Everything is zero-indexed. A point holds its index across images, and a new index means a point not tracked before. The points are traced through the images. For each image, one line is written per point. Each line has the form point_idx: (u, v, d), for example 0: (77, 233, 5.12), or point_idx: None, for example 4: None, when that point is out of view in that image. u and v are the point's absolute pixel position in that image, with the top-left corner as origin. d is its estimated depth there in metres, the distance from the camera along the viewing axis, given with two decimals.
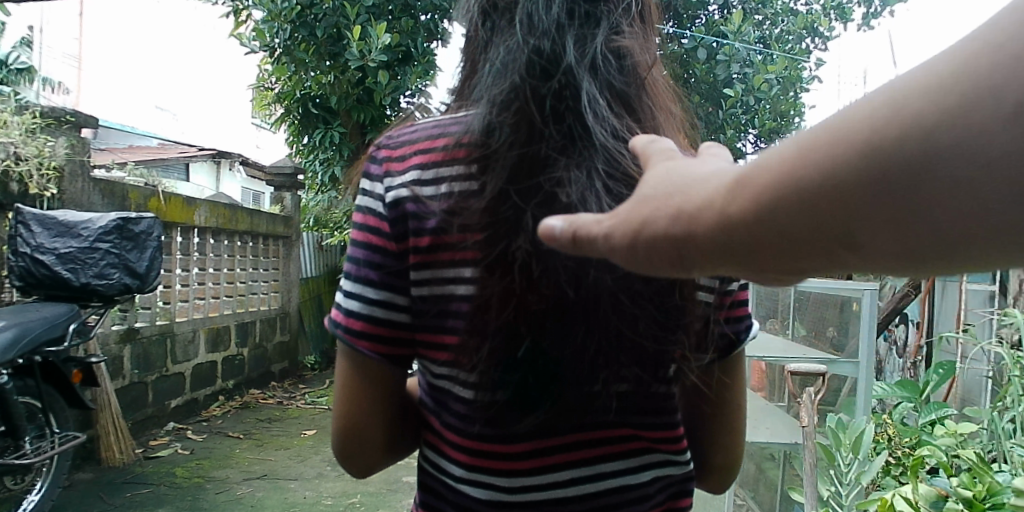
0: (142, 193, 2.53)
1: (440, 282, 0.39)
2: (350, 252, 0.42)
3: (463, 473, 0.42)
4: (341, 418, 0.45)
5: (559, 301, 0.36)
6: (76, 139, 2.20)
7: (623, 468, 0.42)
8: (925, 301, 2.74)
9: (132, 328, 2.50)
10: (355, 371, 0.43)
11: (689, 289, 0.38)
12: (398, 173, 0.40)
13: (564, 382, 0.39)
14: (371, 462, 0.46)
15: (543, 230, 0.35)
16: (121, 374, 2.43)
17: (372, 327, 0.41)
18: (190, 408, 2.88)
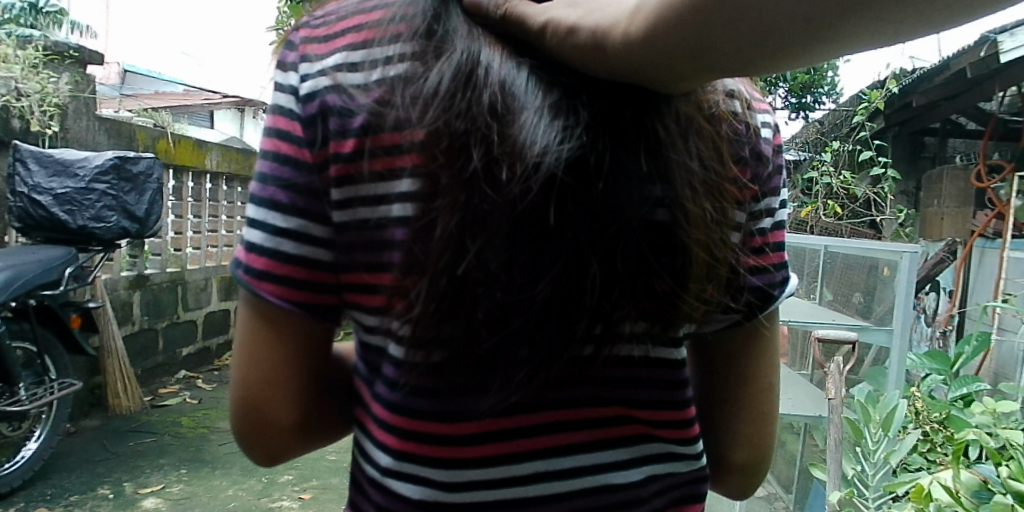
0: (149, 134, 2.50)
1: (364, 203, 0.38)
2: (258, 172, 0.40)
3: (390, 465, 0.41)
4: (245, 391, 0.44)
5: (516, 216, 0.35)
6: (80, 76, 2.14)
7: (585, 463, 0.43)
8: (959, 269, 2.64)
9: (142, 275, 2.49)
10: (265, 337, 0.42)
11: (679, 217, 0.38)
12: (319, 58, 0.39)
13: (521, 318, 0.36)
14: (279, 445, 0.47)
15: (505, 145, 0.34)
16: (131, 321, 2.42)
17: (274, 264, 0.39)
18: (203, 356, 2.90)
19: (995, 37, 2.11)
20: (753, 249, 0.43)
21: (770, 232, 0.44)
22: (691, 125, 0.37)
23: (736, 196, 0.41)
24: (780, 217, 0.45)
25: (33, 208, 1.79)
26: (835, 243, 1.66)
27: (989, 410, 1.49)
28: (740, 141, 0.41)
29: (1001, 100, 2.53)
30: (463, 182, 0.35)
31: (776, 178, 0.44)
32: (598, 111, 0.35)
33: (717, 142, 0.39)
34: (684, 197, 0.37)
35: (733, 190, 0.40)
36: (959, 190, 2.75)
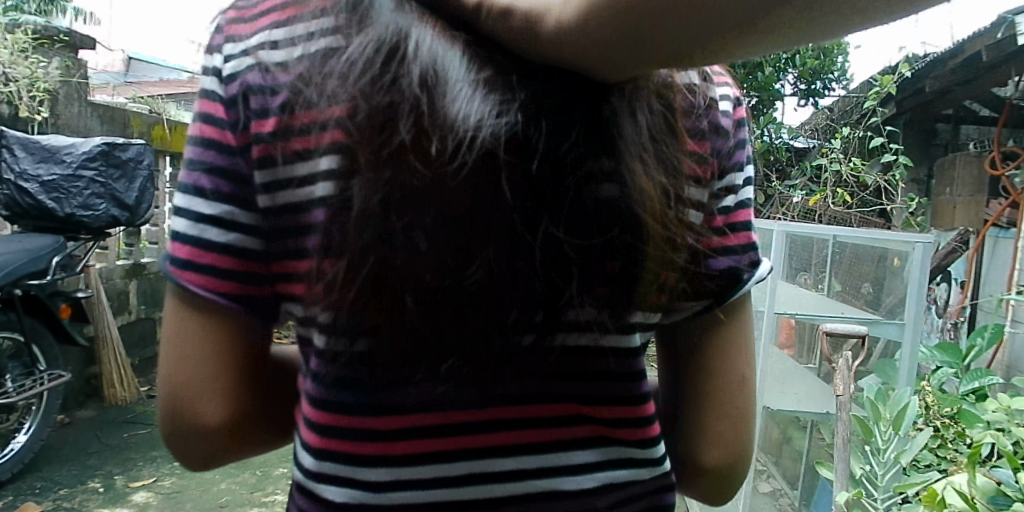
0: (144, 121, 2.80)
1: (285, 184, 0.46)
2: (187, 157, 0.48)
3: (314, 465, 0.49)
4: (172, 393, 0.51)
5: (445, 212, 0.41)
6: (68, 61, 2.49)
7: (513, 470, 0.51)
8: (971, 259, 2.59)
9: (138, 264, 2.84)
10: (197, 344, 0.50)
11: (612, 213, 0.43)
12: (242, 39, 0.46)
13: (451, 302, 0.43)
14: (201, 447, 0.54)
15: (434, 123, 0.40)
16: (127, 310, 2.75)
17: (194, 256, 0.47)
18: None
19: (1014, 17, 2.03)
20: (713, 230, 0.51)
21: (734, 210, 0.53)
22: (647, 125, 0.42)
23: (697, 172, 0.48)
24: (745, 193, 0.55)
25: (20, 194, 2.14)
26: (844, 233, 1.62)
27: (1004, 408, 1.48)
28: (698, 113, 0.49)
29: (1013, 86, 2.47)
30: (401, 152, 0.40)
31: (741, 154, 0.54)
32: (539, 91, 0.39)
33: (667, 138, 0.44)
34: (632, 181, 0.42)
35: (692, 163, 0.48)
36: (972, 177, 2.70)
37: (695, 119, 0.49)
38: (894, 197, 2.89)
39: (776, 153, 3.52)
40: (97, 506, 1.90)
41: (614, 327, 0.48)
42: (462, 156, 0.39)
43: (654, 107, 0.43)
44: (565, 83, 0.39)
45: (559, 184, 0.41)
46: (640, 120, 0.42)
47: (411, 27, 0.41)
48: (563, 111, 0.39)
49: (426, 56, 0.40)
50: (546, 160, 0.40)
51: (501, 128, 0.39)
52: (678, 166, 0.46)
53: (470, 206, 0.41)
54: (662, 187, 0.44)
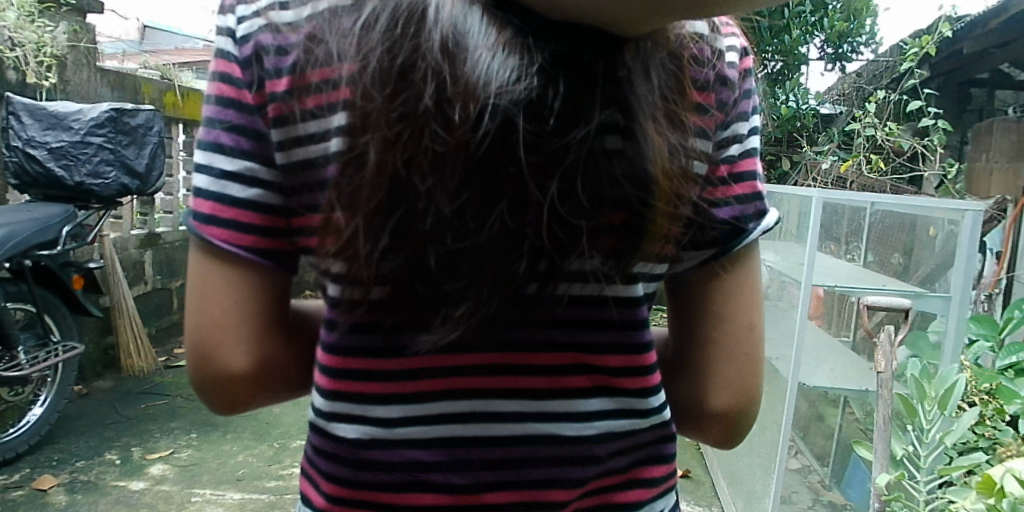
0: (155, 87, 2.90)
1: (302, 140, 0.51)
2: (206, 116, 0.52)
3: (327, 405, 0.56)
4: (199, 341, 0.56)
5: (464, 170, 0.46)
6: (75, 25, 2.52)
7: (519, 412, 0.57)
8: (1010, 229, 2.50)
9: (153, 233, 2.91)
10: (224, 295, 0.54)
11: (614, 167, 0.49)
12: (253, 3, 0.52)
13: (468, 258, 0.48)
14: (227, 394, 0.59)
15: (457, 89, 0.44)
16: (143, 280, 2.85)
17: (216, 211, 0.51)
18: None
19: None
20: (717, 179, 0.61)
21: (737, 158, 0.62)
22: (653, 87, 0.50)
23: (704, 124, 0.58)
24: (750, 143, 0.63)
25: (28, 162, 2.17)
26: (883, 200, 1.61)
27: None
28: (704, 65, 0.58)
29: None
30: (424, 117, 0.45)
31: (745, 103, 0.62)
32: (550, 52, 0.46)
33: (671, 99, 0.52)
34: (641, 135, 0.49)
35: (693, 116, 0.56)
36: (1011, 144, 2.59)
37: (700, 72, 0.58)
38: (931, 161, 2.88)
39: (803, 119, 3.42)
40: (113, 479, 1.94)
41: (613, 277, 0.55)
42: (486, 122, 0.44)
43: (659, 72, 0.51)
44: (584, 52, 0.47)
45: (568, 145, 0.47)
46: (640, 89, 0.49)
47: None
48: (567, 75, 0.47)
49: (447, 25, 0.45)
50: (556, 119, 0.46)
51: (519, 91, 0.44)
52: (684, 120, 0.53)
53: (489, 167, 0.46)
54: (664, 147, 0.51)
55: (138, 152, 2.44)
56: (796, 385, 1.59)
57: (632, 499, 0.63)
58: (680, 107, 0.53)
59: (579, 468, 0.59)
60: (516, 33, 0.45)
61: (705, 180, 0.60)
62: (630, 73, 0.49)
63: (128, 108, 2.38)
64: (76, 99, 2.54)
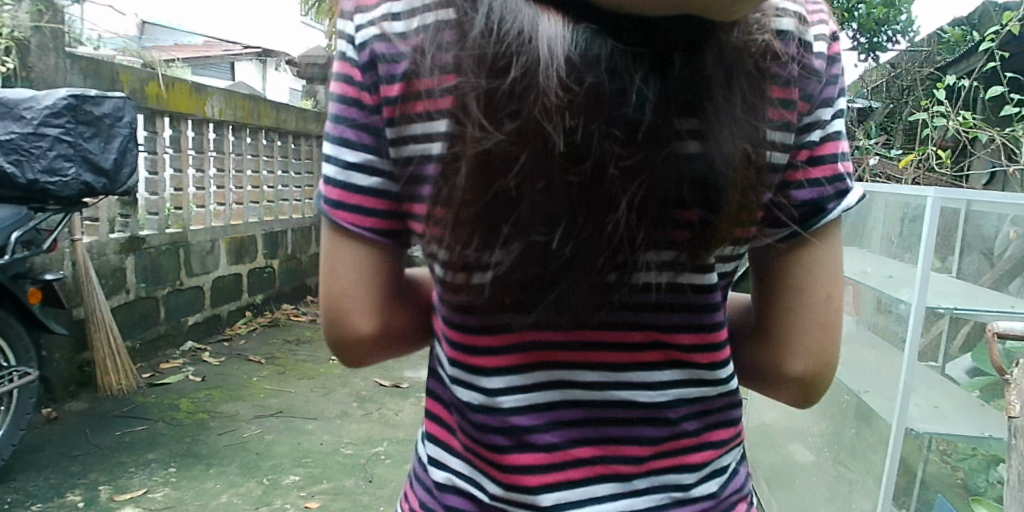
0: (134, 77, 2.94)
1: (409, 139, 0.64)
2: (334, 113, 0.68)
3: (454, 374, 0.66)
4: (336, 312, 0.76)
5: (552, 188, 0.51)
6: (40, 5, 2.51)
7: (599, 380, 0.64)
8: None
9: (135, 237, 3.05)
10: (353, 277, 0.73)
11: (688, 174, 0.53)
12: (371, 11, 0.65)
13: (554, 256, 0.55)
14: (357, 350, 0.79)
15: (551, 117, 0.48)
16: (126, 288, 2.99)
17: (344, 200, 0.69)
18: (213, 324, 3.68)
19: None
20: (797, 164, 0.63)
21: (820, 144, 0.63)
22: (735, 101, 0.52)
23: (782, 116, 0.57)
24: (832, 128, 0.63)
25: None
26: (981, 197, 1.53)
27: None
28: (789, 59, 0.55)
29: None
30: (522, 139, 0.50)
31: (831, 88, 0.62)
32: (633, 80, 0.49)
33: (750, 114, 0.53)
34: (712, 149, 0.52)
35: (772, 117, 0.56)
36: None
37: (783, 71, 0.55)
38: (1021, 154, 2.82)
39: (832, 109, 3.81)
40: None
41: (690, 267, 0.61)
42: (571, 144, 0.49)
43: (749, 79, 0.52)
44: (665, 70, 0.49)
45: (652, 152, 0.51)
46: (719, 95, 0.51)
47: (531, 20, 0.49)
48: (652, 94, 0.49)
49: (543, 54, 0.48)
50: (633, 139, 0.50)
51: (596, 124, 0.49)
52: (762, 121, 0.54)
53: (584, 178, 0.51)
54: (738, 151, 0.53)
55: (106, 145, 2.47)
56: (904, 429, 1.66)
57: (703, 460, 0.69)
58: (761, 104, 0.54)
59: (653, 428, 0.66)
60: (611, 53, 0.48)
61: (785, 168, 0.61)
62: (710, 77, 0.51)
63: (92, 97, 2.43)
64: (42, 88, 2.53)
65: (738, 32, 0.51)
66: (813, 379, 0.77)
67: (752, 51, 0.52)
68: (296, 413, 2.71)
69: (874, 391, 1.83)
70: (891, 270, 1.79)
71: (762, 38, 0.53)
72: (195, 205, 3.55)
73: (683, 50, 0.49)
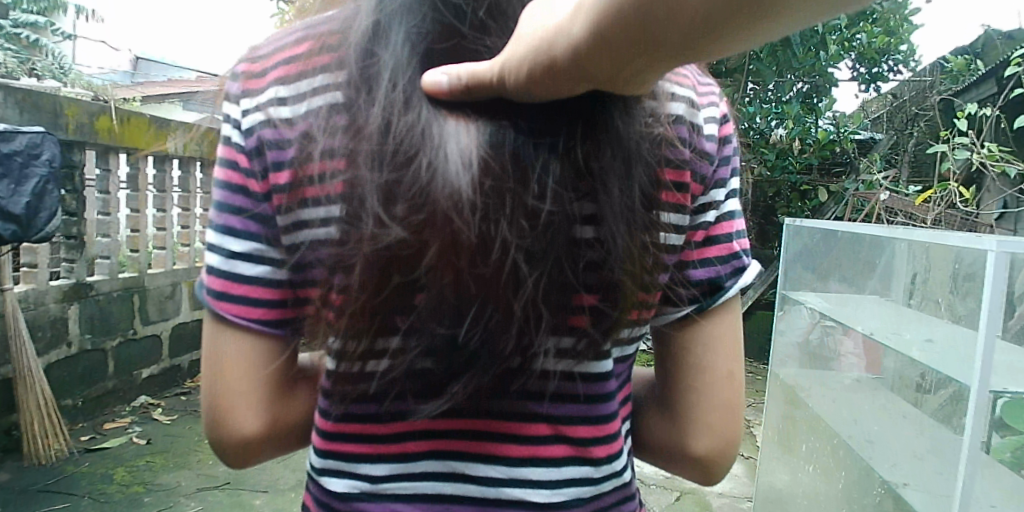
0: (81, 110, 2.76)
1: (302, 223, 0.60)
2: (215, 199, 0.61)
3: (323, 465, 0.68)
4: (220, 409, 0.68)
5: (458, 282, 0.55)
6: None
7: (494, 475, 0.66)
8: None
9: (82, 286, 2.88)
10: (244, 373, 0.66)
11: (581, 267, 0.60)
12: (255, 94, 0.60)
13: (462, 347, 0.59)
14: (244, 452, 0.72)
15: (460, 217, 0.53)
16: (66, 342, 2.80)
17: (228, 291, 0.62)
18: (169, 377, 3.47)
19: None
20: (694, 243, 0.72)
21: (715, 224, 0.72)
22: (630, 198, 0.59)
23: (673, 200, 0.67)
24: (727, 209, 0.73)
25: None
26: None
27: None
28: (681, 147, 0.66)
29: None
30: (432, 242, 0.54)
31: (721, 168, 0.71)
32: (543, 176, 0.55)
33: (644, 194, 0.62)
34: (616, 236, 0.59)
35: (665, 194, 0.66)
36: None
37: (676, 152, 0.66)
38: None
39: (840, 145, 3.91)
40: None
41: (589, 353, 0.65)
42: (490, 249, 0.54)
43: (642, 165, 0.60)
44: (568, 173, 0.57)
45: (556, 241, 0.57)
46: (614, 185, 0.58)
47: (438, 127, 0.54)
48: (557, 196, 0.56)
49: (454, 160, 0.53)
50: (536, 239, 0.56)
51: (504, 228, 0.54)
52: (655, 207, 0.64)
53: (498, 269, 0.55)
54: (633, 238, 0.60)
55: (15, 187, 2.35)
56: None
57: None
58: (650, 192, 0.63)
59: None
60: (518, 154, 0.55)
61: (681, 248, 0.71)
62: (607, 168, 0.57)
63: (4, 133, 2.32)
64: None
65: (636, 122, 0.58)
66: (712, 459, 0.84)
67: (646, 143, 0.60)
68: (245, 483, 2.46)
69: (881, 455, 1.63)
70: (932, 333, 1.46)
71: (657, 129, 0.62)
72: (155, 246, 3.42)
73: (582, 138, 0.56)
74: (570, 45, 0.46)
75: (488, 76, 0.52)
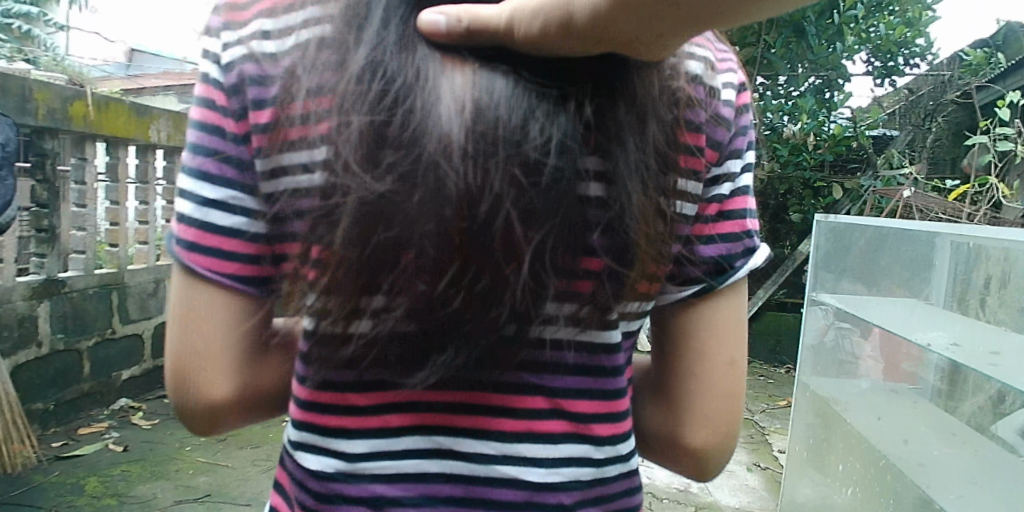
0: (53, 95, 2.32)
1: (284, 172, 0.45)
2: (190, 141, 0.48)
3: (297, 439, 0.52)
4: (181, 377, 0.53)
5: (438, 242, 0.42)
6: None
7: (489, 452, 0.51)
8: None
9: (53, 281, 2.43)
10: (215, 335, 0.51)
11: (590, 234, 0.46)
12: (240, 26, 0.47)
13: (441, 324, 0.45)
14: (214, 425, 0.57)
15: (442, 165, 0.40)
16: (37, 340, 2.35)
17: (200, 239, 0.48)
18: (153, 379, 2.98)
19: None
20: (704, 217, 0.53)
21: (730, 197, 0.54)
22: (649, 146, 0.45)
23: (689, 164, 0.49)
24: (742, 181, 0.55)
25: None
26: None
27: None
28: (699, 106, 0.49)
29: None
30: (407, 194, 0.41)
31: (739, 138, 0.54)
32: (543, 119, 0.42)
33: (666, 142, 0.46)
34: (628, 199, 0.45)
35: (684, 159, 0.48)
36: None
37: (694, 114, 0.49)
38: None
39: (857, 141, 3.80)
40: None
41: (594, 322, 0.50)
42: (475, 207, 0.41)
43: (666, 117, 0.46)
44: (575, 116, 0.43)
45: (559, 202, 0.43)
46: (629, 141, 0.44)
47: (421, 65, 0.41)
48: (564, 151, 0.42)
49: (441, 102, 0.40)
50: (536, 193, 0.42)
51: (497, 178, 0.41)
52: (671, 165, 0.47)
53: (485, 231, 0.42)
54: (651, 211, 0.46)
55: None
56: None
57: None
58: (670, 152, 0.47)
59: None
60: (513, 93, 0.41)
61: (691, 220, 0.52)
62: (622, 127, 0.44)
63: None
64: None
65: (655, 77, 0.45)
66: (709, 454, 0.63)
67: (666, 105, 0.46)
68: (228, 496, 2.08)
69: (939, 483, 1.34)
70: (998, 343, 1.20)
71: (678, 87, 0.47)
72: (135, 241, 2.90)
73: (596, 95, 0.43)
74: (592, 6, 0.37)
75: (493, 23, 0.41)
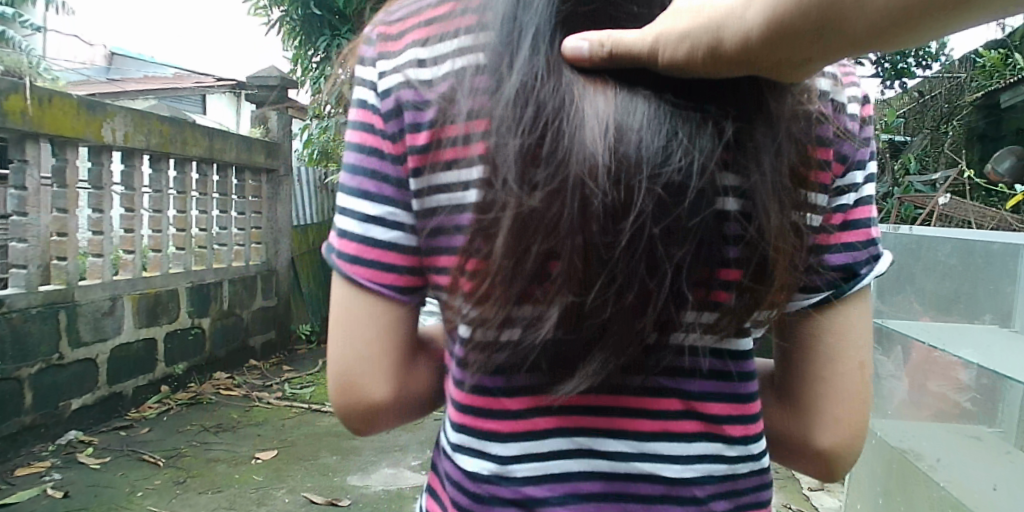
0: None
1: (440, 188, 0.41)
2: (347, 164, 0.44)
3: (458, 439, 0.45)
4: (340, 389, 0.48)
5: (582, 259, 0.36)
6: None
7: (621, 451, 0.44)
8: None
9: None
10: (372, 338, 0.46)
11: (724, 246, 0.40)
12: (394, 55, 0.43)
13: (575, 348, 0.40)
14: (373, 426, 0.51)
15: (595, 182, 0.36)
16: None
17: (365, 248, 0.43)
18: (110, 407, 2.64)
19: None
20: (824, 228, 0.44)
21: (852, 208, 0.45)
22: (785, 163, 0.39)
23: (817, 177, 0.42)
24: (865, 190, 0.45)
25: None
26: None
27: None
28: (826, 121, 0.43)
29: None
30: (552, 217, 0.36)
31: (864, 146, 0.45)
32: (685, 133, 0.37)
33: (797, 158, 0.40)
34: (767, 216, 0.39)
35: (816, 174, 0.42)
36: None
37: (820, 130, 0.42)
38: None
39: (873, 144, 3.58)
40: None
41: (732, 327, 0.42)
42: (624, 222, 0.36)
43: (798, 137, 0.40)
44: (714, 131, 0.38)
45: (696, 221, 0.38)
46: (767, 160, 0.38)
47: (570, 91, 0.37)
48: (702, 169, 0.37)
49: (593, 124, 0.36)
50: (688, 216, 0.37)
51: (649, 199, 0.36)
52: (802, 187, 0.41)
53: (629, 253, 0.37)
54: (787, 226, 0.40)
55: None
56: None
57: None
58: (802, 167, 0.40)
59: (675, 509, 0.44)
60: (653, 117, 0.37)
61: (813, 232, 0.43)
62: (756, 147, 0.39)
63: None
64: None
65: (792, 97, 0.39)
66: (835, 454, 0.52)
67: (800, 123, 0.40)
68: None
69: None
70: None
71: (811, 107, 0.41)
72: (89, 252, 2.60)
73: (732, 113, 0.38)
74: (742, 38, 0.31)
75: (637, 50, 0.36)
